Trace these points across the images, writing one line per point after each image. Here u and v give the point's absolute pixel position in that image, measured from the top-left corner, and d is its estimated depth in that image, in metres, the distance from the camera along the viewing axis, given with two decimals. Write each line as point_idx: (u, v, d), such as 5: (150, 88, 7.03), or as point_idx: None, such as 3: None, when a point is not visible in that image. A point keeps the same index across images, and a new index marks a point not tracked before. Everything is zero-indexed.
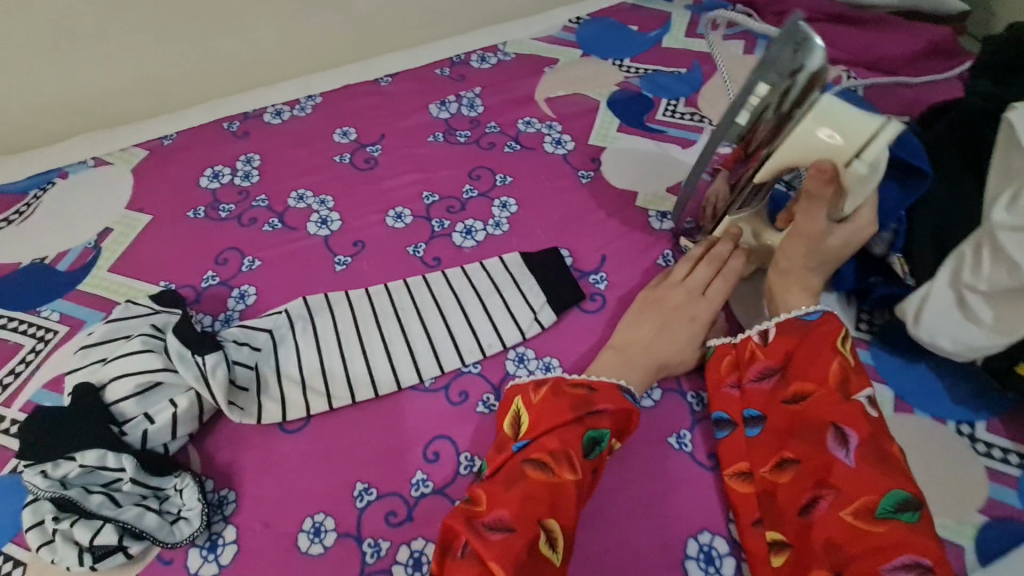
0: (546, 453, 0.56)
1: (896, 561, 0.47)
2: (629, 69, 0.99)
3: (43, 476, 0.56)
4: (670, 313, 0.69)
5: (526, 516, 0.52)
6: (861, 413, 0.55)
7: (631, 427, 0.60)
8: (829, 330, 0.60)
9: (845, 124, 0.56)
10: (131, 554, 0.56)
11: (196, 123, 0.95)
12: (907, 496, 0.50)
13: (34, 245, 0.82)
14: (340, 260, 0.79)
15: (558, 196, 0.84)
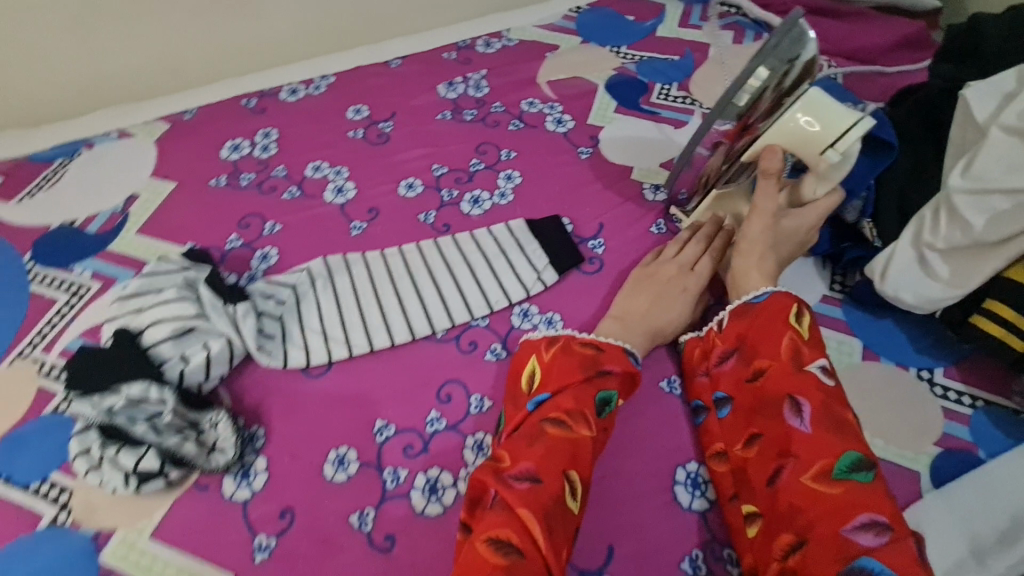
0: (563, 414, 0.58)
1: (854, 523, 0.48)
2: (626, 56, 1.06)
3: (92, 407, 0.62)
4: (659, 285, 0.73)
5: (550, 467, 0.54)
6: (812, 383, 0.55)
7: (634, 386, 0.65)
8: (774, 305, 0.61)
9: (825, 115, 0.65)
10: (171, 479, 0.62)
11: (216, 99, 1.00)
12: (860, 456, 0.51)
13: (63, 209, 0.86)
14: (355, 226, 0.84)
15: (560, 170, 0.90)
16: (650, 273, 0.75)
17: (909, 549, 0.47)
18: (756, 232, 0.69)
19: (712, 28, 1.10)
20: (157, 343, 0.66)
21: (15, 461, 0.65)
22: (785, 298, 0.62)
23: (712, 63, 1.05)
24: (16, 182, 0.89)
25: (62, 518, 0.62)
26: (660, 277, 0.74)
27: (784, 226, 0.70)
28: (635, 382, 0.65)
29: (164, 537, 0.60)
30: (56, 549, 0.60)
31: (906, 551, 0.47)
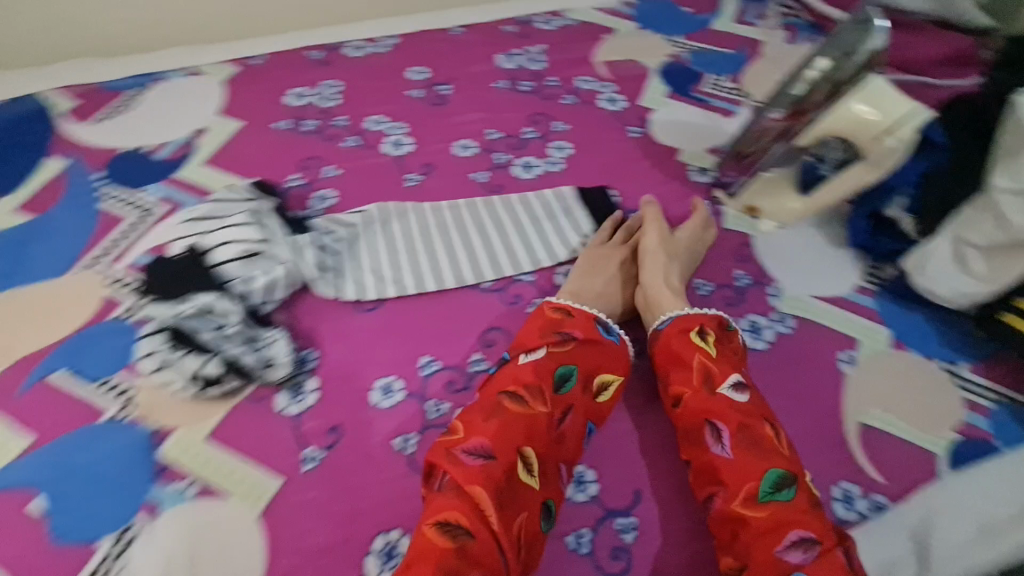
0: (518, 386, 0.59)
1: (785, 543, 0.51)
2: (680, 45, 1.08)
3: (168, 311, 0.67)
4: (601, 267, 0.76)
5: (505, 442, 0.55)
6: (726, 406, 0.58)
7: (613, 363, 0.64)
8: (678, 327, 0.65)
9: (883, 104, 0.68)
10: (230, 387, 0.66)
11: (281, 48, 1.03)
12: (781, 475, 0.54)
13: (133, 136, 0.90)
14: (411, 178, 0.88)
15: (610, 145, 0.93)
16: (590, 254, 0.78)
17: (839, 558, 0.50)
18: (653, 246, 0.76)
19: (767, 27, 1.12)
20: (225, 263, 0.70)
21: (81, 358, 0.68)
22: (687, 320, 0.65)
23: (764, 60, 1.07)
24: (88, 105, 0.93)
25: (122, 414, 0.65)
26: (598, 257, 0.77)
27: (679, 239, 0.78)
28: (612, 359, 0.65)
29: (219, 439, 0.64)
30: (116, 442, 0.63)
31: (835, 562, 0.50)
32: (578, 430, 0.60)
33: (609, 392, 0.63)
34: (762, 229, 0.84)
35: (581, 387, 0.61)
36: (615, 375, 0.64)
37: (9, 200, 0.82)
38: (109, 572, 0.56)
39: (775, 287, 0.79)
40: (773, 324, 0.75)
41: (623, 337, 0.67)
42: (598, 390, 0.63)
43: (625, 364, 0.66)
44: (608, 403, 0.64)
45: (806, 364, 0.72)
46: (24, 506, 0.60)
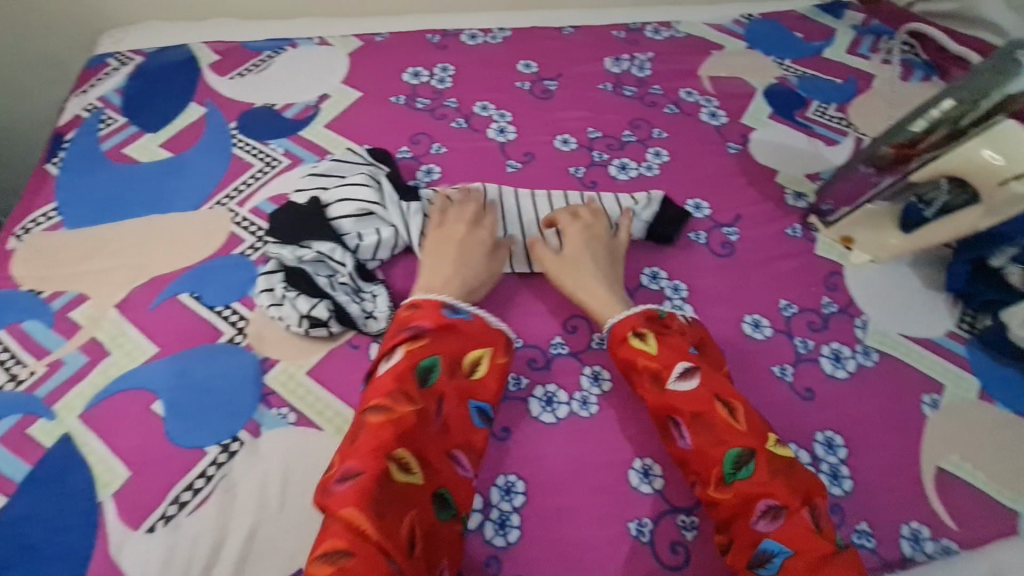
0: (384, 396, 0.58)
1: (756, 514, 0.55)
2: (788, 69, 1.08)
3: (289, 254, 0.74)
4: (461, 254, 0.73)
5: (370, 455, 0.53)
6: (677, 398, 0.62)
7: (477, 340, 0.65)
8: (618, 336, 0.68)
9: (1011, 150, 0.67)
10: (331, 331, 0.72)
11: (404, 29, 1.10)
12: (739, 452, 0.58)
13: (265, 93, 0.98)
14: (512, 164, 0.92)
15: (707, 158, 0.94)
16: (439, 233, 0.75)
17: (804, 519, 0.54)
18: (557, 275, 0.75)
19: (880, 61, 1.10)
20: (341, 218, 0.77)
21: (206, 284, 0.76)
22: (623, 325, 0.68)
23: (874, 93, 1.05)
24: (229, 61, 1.02)
25: (238, 340, 0.72)
26: (465, 245, 0.74)
27: (569, 255, 0.75)
28: (475, 334, 0.65)
29: (318, 375, 0.70)
30: (230, 363, 0.70)
31: (800, 524, 0.54)
32: (457, 413, 0.61)
33: (483, 366, 0.65)
34: (853, 261, 0.83)
35: (445, 374, 0.62)
36: (483, 349, 0.65)
37: (156, 136, 0.91)
38: (213, 477, 0.62)
39: (862, 319, 0.78)
40: (856, 355, 0.75)
41: (475, 313, 0.67)
42: (469, 368, 0.64)
43: (496, 337, 0.67)
44: (485, 379, 0.64)
45: (886, 400, 0.72)
46: (148, 405, 0.67)
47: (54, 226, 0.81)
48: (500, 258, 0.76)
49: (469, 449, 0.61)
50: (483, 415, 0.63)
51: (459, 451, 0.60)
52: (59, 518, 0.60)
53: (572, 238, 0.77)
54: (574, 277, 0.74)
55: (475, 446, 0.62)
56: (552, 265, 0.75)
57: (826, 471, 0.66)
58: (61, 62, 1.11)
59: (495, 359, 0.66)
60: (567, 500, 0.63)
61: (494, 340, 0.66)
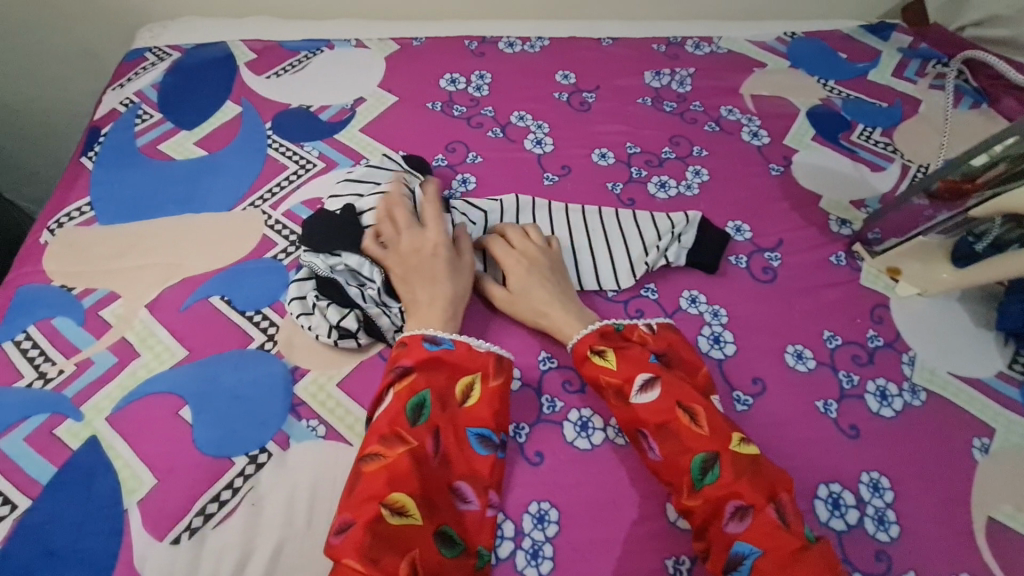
0: (376, 442, 0.57)
1: (725, 516, 0.55)
2: (833, 90, 1.05)
3: (320, 261, 0.71)
4: (420, 280, 0.70)
5: (360, 505, 0.53)
6: (639, 411, 0.62)
7: (464, 366, 0.64)
8: (580, 355, 0.67)
9: None
10: (360, 343, 0.71)
11: (441, 34, 1.08)
12: (703, 458, 0.58)
13: (300, 94, 0.97)
14: (548, 176, 0.90)
15: (749, 180, 0.92)
16: (401, 258, 0.71)
17: (770, 517, 0.54)
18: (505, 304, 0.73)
19: (927, 86, 1.07)
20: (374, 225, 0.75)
21: (238, 287, 0.75)
22: (581, 345, 0.67)
23: (922, 119, 1.02)
24: (265, 60, 1.00)
25: (268, 347, 0.71)
26: (425, 268, 0.71)
27: (517, 288, 0.73)
28: (461, 362, 0.64)
29: (348, 387, 0.68)
30: (260, 370, 0.69)
31: (766, 521, 0.54)
32: (455, 444, 0.60)
33: (476, 392, 0.63)
34: (900, 293, 0.81)
35: (437, 406, 0.61)
36: (472, 375, 0.64)
37: (190, 133, 0.90)
38: (241, 489, 0.61)
39: (910, 355, 0.75)
40: (902, 393, 0.72)
41: (456, 339, 0.65)
42: (462, 397, 0.63)
43: (485, 360, 0.65)
44: (480, 404, 0.63)
45: (935, 442, 0.69)
46: (176, 410, 0.66)
47: (87, 221, 0.80)
48: (464, 263, 0.73)
49: (473, 479, 0.60)
50: (484, 441, 0.61)
51: (462, 483, 0.59)
52: (83, 524, 0.59)
53: (511, 269, 0.74)
54: (527, 308, 0.72)
55: (480, 476, 0.60)
56: (502, 300, 0.73)
57: (871, 515, 0.64)
58: (97, 54, 1.10)
59: (490, 384, 0.64)
60: (601, 531, 0.61)
61: (483, 364, 0.65)
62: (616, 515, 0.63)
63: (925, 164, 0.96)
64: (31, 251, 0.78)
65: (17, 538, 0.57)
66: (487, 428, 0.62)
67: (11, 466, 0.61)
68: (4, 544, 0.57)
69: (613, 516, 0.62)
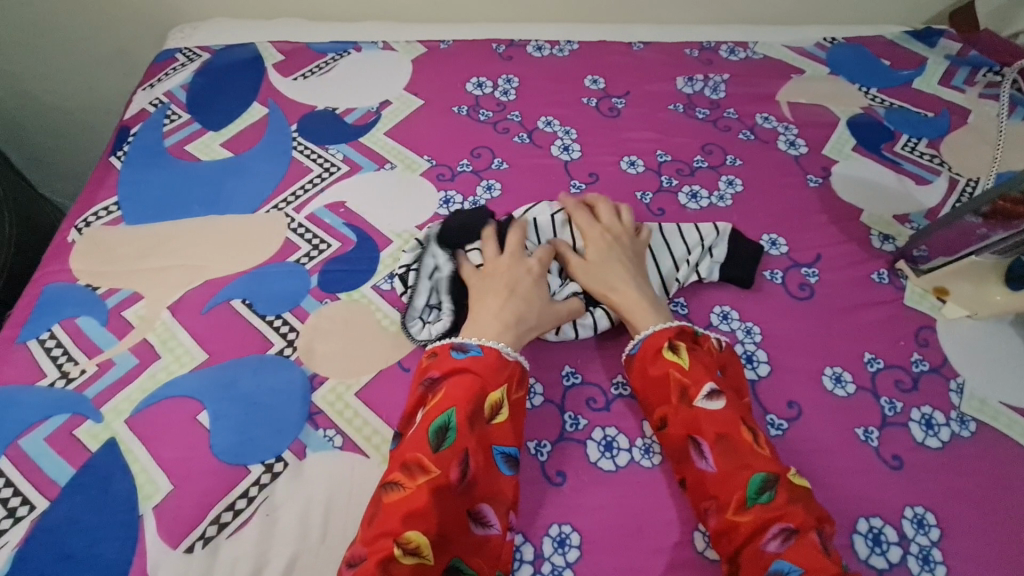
0: (399, 468, 0.56)
1: (767, 535, 0.53)
2: (875, 98, 1.01)
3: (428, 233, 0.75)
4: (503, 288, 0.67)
5: (377, 543, 0.51)
6: (703, 415, 0.59)
7: (491, 379, 0.60)
8: (651, 350, 0.64)
9: None
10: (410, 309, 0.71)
11: (468, 37, 1.06)
12: (764, 477, 0.55)
13: (326, 96, 0.96)
14: (576, 184, 0.87)
15: (785, 191, 0.88)
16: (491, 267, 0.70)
17: (813, 541, 0.52)
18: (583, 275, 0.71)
19: (977, 95, 1.01)
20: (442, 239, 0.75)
21: (259, 290, 0.74)
22: (657, 336, 0.65)
23: (971, 130, 0.96)
24: (293, 62, 1.00)
25: (287, 352, 0.70)
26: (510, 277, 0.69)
27: (593, 259, 0.72)
28: (489, 375, 0.60)
29: (367, 397, 0.67)
30: (279, 377, 0.68)
31: (807, 543, 0.51)
32: (481, 465, 0.57)
33: (505, 410, 0.60)
34: (947, 315, 0.76)
35: (464, 427, 0.57)
36: (500, 390, 0.60)
37: (217, 134, 0.90)
38: (256, 498, 0.60)
39: (958, 381, 0.71)
40: (950, 423, 0.68)
41: (486, 346, 0.62)
42: (491, 413, 0.59)
43: (511, 372, 0.62)
44: (508, 421, 0.60)
45: (985, 477, 0.64)
46: (195, 415, 0.65)
47: (114, 220, 0.81)
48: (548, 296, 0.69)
49: (495, 500, 0.57)
50: (507, 460, 0.59)
51: (485, 505, 0.56)
52: (98, 528, 0.58)
53: (594, 240, 0.73)
54: (601, 280, 0.71)
55: (504, 498, 0.57)
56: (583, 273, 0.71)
57: (915, 554, 0.60)
58: (130, 54, 1.12)
59: (514, 398, 0.62)
60: (625, 559, 0.59)
61: (510, 375, 0.62)
62: (641, 542, 0.60)
63: (974, 177, 0.91)
64: (58, 249, 0.78)
65: (34, 539, 0.57)
66: (512, 447, 0.60)
67: (31, 466, 0.61)
68: (22, 545, 0.57)
69: (637, 543, 0.60)
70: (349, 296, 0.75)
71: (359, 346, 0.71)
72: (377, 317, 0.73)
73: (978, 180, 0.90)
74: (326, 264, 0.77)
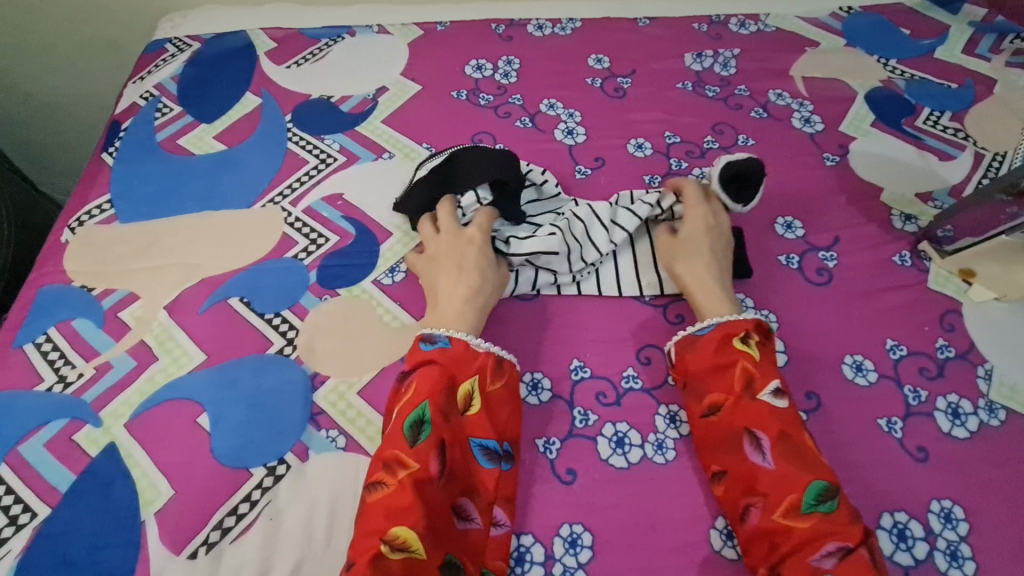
0: (380, 468, 0.54)
1: (822, 551, 0.50)
2: (895, 70, 0.95)
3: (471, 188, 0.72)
4: (458, 261, 0.67)
5: (363, 545, 0.49)
6: (768, 413, 0.56)
7: (460, 369, 0.59)
8: (721, 334, 0.61)
9: None
10: None
11: (466, 19, 1.02)
12: (826, 486, 0.52)
13: (320, 85, 0.92)
14: (581, 170, 0.84)
15: (801, 171, 0.84)
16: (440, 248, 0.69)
17: (862, 555, 0.49)
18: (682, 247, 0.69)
19: (1003, 64, 0.96)
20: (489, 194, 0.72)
21: (256, 287, 0.72)
22: (734, 324, 0.61)
23: (998, 101, 0.91)
24: (286, 49, 0.97)
25: (287, 352, 0.68)
26: (457, 251, 0.68)
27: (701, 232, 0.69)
28: (458, 365, 0.59)
29: (370, 396, 0.65)
30: (280, 376, 0.66)
31: (860, 561, 0.49)
32: (458, 457, 0.55)
33: (477, 401, 0.58)
34: (973, 297, 0.73)
35: (438, 419, 0.55)
36: (470, 380, 0.59)
37: (210, 127, 0.88)
38: (260, 502, 0.59)
39: (986, 368, 0.68)
40: (978, 412, 0.65)
41: (453, 337, 0.60)
42: (463, 405, 0.58)
43: (484, 362, 0.60)
44: (482, 413, 0.58)
45: (1015, 468, 0.62)
46: (195, 418, 0.63)
47: (107, 219, 0.79)
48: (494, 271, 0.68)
49: (476, 493, 0.55)
50: (487, 453, 0.57)
51: (467, 499, 0.55)
52: (101, 535, 0.57)
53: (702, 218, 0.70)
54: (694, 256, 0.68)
55: (485, 491, 0.56)
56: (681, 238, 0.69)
57: (942, 549, 0.57)
58: (121, 46, 1.09)
59: (488, 388, 0.59)
60: (639, 559, 0.57)
61: (482, 365, 0.60)
62: (655, 542, 0.58)
63: (1001, 151, 0.86)
64: (52, 249, 0.76)
65: (37, 546, 0.56)
66: (490, 439, 0.57)
67: (31, 472, 0.60)
68: (24, 553, 0.56)
69: (651, 542, 0.58)
70: (349, 291, 0.72)
71: (361, 343, 0.69)
72: (379, 312, 0.71)
73: (1005, 155, 0.86)
74: (325, 259, 0.75)
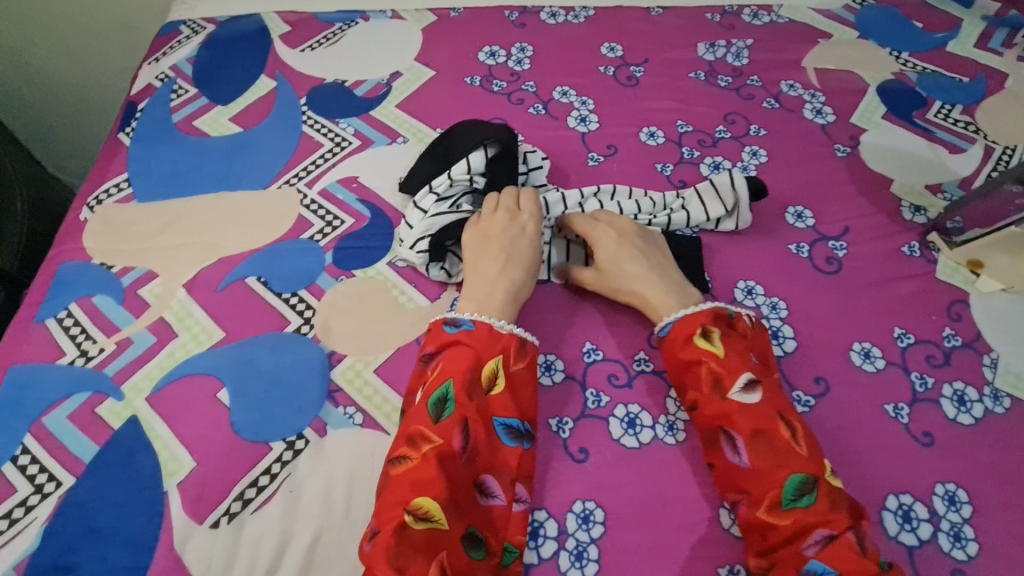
0: (404, 443, 0.55)
1: (807, 540, 0.51)
2: (907, 63, 0.96)
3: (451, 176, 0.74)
4: (512, 249, 0.68)
5: (386, 516, 0.51)
6: (738, 410, 0.57)
7: (485, 349, 0.60)
8: (680, 335, 0.62)
9: None
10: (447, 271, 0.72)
11: (479, 5, 1.02)
12: (804, 479, 0.53)
13: (335, 69, 0.93)
14: (593, 157, 0.85)
15: (811, 161, 0.84)
16: (489, 228, 0.69)
17: (848, 540, 0.50)
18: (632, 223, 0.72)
19: (1015, 58, 0.96)
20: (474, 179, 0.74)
21: (273, 268, 0.73)
22: (687, 322, 0.62)
23: (1009, 95, 0.92)
24: (300, 33, 0.97)
25: (305, 330, 0.69)
26: (511, 235, 0.68)
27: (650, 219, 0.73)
28: (483, 346, 0.60)
29: (386, 374, 0.66)
30: (297, 354, 0.67)
31: (845, 547, 0.50)
32: (483, 435, 0.56)
33: (501, 379, 0.59)
34: (980, 288, 0.74)
35: (462, 397, 0.57)
36: (495, 360, 0.60)
37: (226, 109, 0.88)
38: (278, 476, 0.60)
39: (991, 357, 0.69)
40: (983, 399, 0.66)
41: (475, 321, 0.61)
42: (487, 384, 0.59)
43: (507, 343, 0.61)
44: (505, 392, 0.59)
45: (1018, 453, 0.63)
46: (214, 393, 0.65)
47: (125, 198, 0.79)
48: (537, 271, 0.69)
49: (498, 471, 0.57)
50: (509, 431, 0.58)
51: (489, 476, 0.56)
52: (125, 504, 0.58)
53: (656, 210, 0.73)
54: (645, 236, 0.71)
55: (507, 468, 0.57)
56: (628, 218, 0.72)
57: (946, 531, 0.59)
58: (134, 28, 1.10)
59: (512, 368, 0.61)
60: (650, 535, 0.58)
61: (506, 346, 0.61)
62: (665, 519, 0.59)
63: (1010, 145, 0.87)
64: (71, 228, 0.77)
65: (61, 515, 0.58)
66: (513, 418, 0.59)
67: (55, 443, 0.61)
68: (50, 520, 0.57)
69: (661, 519, 0.59)
70: (364, 273, 0.73)
71: (373, 324, 0.70)
72: (394, 294, 0.72)
73: (1015, 148, 0.87)
74: (341, 241, 0.76)
